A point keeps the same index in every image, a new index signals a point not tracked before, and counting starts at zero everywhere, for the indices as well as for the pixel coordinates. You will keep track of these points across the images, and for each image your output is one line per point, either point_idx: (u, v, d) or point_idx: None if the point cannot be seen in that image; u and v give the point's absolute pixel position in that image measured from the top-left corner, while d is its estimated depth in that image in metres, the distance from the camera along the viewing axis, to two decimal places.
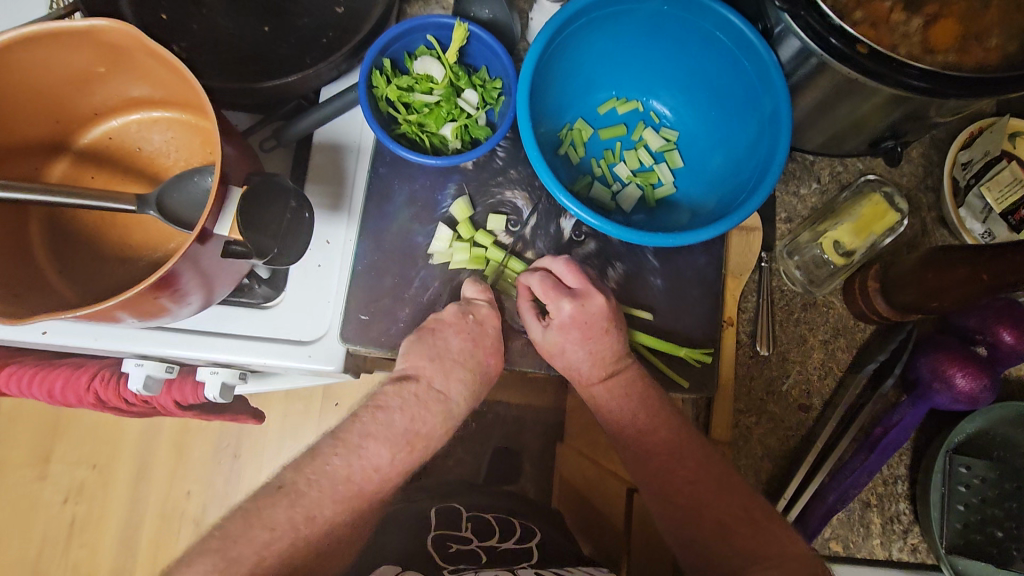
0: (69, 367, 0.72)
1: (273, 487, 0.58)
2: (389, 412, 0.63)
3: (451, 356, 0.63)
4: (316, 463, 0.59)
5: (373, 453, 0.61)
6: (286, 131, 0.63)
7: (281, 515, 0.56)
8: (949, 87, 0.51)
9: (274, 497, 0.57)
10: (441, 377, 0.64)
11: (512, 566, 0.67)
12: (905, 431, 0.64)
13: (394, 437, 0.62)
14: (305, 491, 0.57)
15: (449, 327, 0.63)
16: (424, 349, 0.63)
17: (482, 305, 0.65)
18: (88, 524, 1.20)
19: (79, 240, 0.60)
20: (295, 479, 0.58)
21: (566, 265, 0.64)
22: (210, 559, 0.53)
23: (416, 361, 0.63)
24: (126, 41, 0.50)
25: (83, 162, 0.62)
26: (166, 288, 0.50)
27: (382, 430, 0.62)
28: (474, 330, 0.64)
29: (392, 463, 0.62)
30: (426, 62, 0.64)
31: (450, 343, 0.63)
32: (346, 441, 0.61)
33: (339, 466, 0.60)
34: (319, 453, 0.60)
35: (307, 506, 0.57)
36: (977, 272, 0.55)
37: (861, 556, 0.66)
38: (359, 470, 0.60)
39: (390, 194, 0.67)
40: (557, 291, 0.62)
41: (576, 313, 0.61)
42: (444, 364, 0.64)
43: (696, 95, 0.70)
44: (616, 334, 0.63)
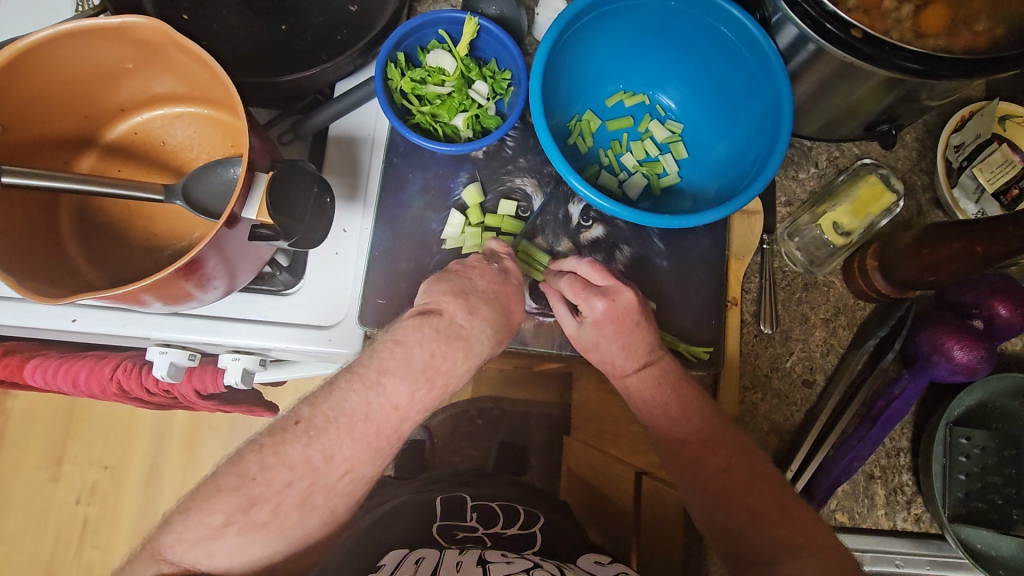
0: (92, 358, 0.74)
1: (290, 422, 0.58)
2: (407, 348, 0.60)
3: (476, 293, 0.62)
4: (333, 399, 0.58)
5: (391, 390, 0.59)
6: (304, 125, 0.66)
7: (299, 453, 0.56)
8: (941, 68, 0.54)
9: (293, 432, 0.57)
10: (465, 313, 0.61)
11: (518, 552, 0.69)
12: (906, 402, 0.66)
13: (414, 374, 0.59)
14: (323, 428, 0.57)
15: (473, 271, 0.64)
16: (448, 286, 0.63)
17: (506, 257, 0.66)
18: (101, 525, 1.21)
19: (107, 230, 0.63)
20: (313, 415, 0.58)
21: (591, 266, 0.65)
22: (232, 497, 0.55)
23: (438, 296, 0.62)
24: (155, 36, 0.52)
25: (110, 156, 0.64)
26: (193, 273, 0.52)
27: (400, 367, 0.59)
28: (499, 276, 0.64)
29: (411, 400, 0.59)
30: (439, 56, 0.67)
31: (475, 282, 0.63)
32: (363, 376, 0.59)
33: (359, 401, 0.58)
34: (336, 388, 0.59)
35: (326, 446, 0.57)
36: (972, 244, 0.57)
37: (866, 526, 0.68)
38: (379, 407, 0.58)
39: (405, 183, 0.70)
40: (586, 291, 0.64)
41: (609, 311, 0.63)
42: (469, 300, 0.61)
43: (699, 88, 0.72)
44: (647, 326, 0.64)
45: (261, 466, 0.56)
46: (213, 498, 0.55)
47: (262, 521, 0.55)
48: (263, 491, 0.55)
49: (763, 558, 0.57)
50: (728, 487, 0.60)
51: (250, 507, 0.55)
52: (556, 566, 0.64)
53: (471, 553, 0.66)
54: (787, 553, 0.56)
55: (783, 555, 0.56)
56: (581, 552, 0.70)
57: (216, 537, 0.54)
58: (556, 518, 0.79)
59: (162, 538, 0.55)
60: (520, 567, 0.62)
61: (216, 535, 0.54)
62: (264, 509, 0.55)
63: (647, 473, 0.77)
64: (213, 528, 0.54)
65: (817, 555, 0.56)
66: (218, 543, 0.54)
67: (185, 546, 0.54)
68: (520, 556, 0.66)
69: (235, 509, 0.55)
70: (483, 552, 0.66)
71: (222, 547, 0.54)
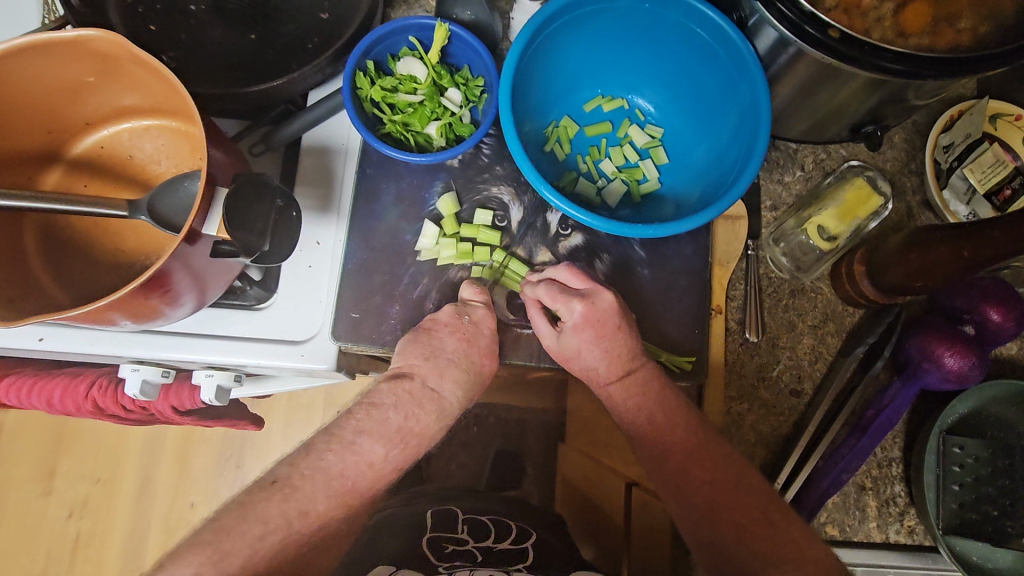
0: (68, 376, 0.72)
1: (267, 482, 0.56)
2: (383, 410, 0.62)
3: (445, 356, 0.63)
4: (310, 459, 0.58)
5: (367, 449, 0.60)
6: (275, 135, 0.64)
7: (274, 508, 0.54)
8: (923, 68, 0.52)
9: (269, 491, 0.55)
10: (436, 377, 0.63)
11: (507, 568, 0.67)
12: (897, 411, 0.64)
13: (389, 435, 0.61)
14: (298, 486, 0.56)
15: (443, 329, 0.63)
16: (418, 348, 0.63)
17: (478, 309, 0.65)
18: (93, 540, 1.20)
19: (72, 246, 0.61)
20: (290, 474, 0.57)
21: (569, 271, 0.64)
22: (199, 554, 0.50)
23: (410, 358, 0.62)
24: (112, 49, 0.51)
25: (76, 171, 0.63)
26: (156, 289, 0.51)
27: (377, 428, 0.61)
28: (468, 330, 0.63)
29: (386, 459, 0.60)
30: (409, 63, 0.65)
31: (445, 342, 0.63)
32: (340, 436, 0.60)
33: (333, 462, 0.58)
34: (313, 449, 0.59)
35: (301, 501, 0.55)
36: (958, 249, 0.56)
37: (858, 539, 0.66)
38: (354, 466, 0.59)
39: (378, 193, 0.68)
40: (565, 294, 0.62)
41: (587, 313, 0.61)
42: (438, 364, 0.63)
43: (678, 91, 0.71)
44: (628, 330, 0.63)
45: (236, 520, 0.52)
46: (185, 554, 0.50)
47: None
48: (235, 543, 0.51)
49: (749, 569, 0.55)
50: (711, 500, 0.59)
51: (220, 560, 0.50)
52: None
53: None
54: (772, 566, 0.54)
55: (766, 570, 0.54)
56: (565, 566, 0.69)
57: None
58: (545, 532, 0.77)
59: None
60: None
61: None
62: (235, 561, 0.50)
63: (637, 484, 0.74)
64: None
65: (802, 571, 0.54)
66: None
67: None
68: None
69: (204, 561, 0.49)
70: None
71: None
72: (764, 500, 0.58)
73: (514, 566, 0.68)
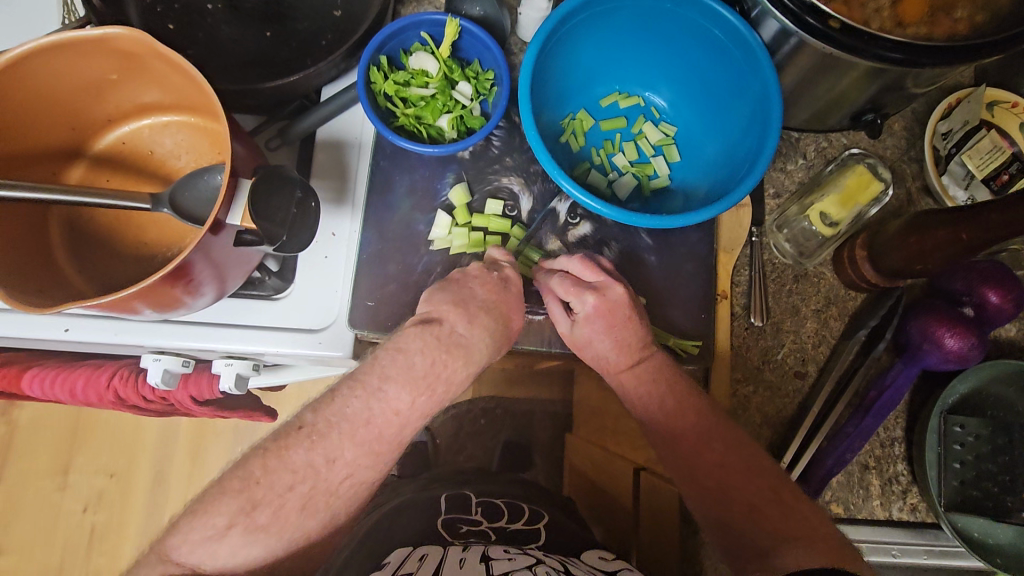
0: (90, 367, 0.74)
1: (295, 426, 0.59)
2: (409, 355, 0.60)
3: (476, 302, 0.63)
4: (336, 406, 0.59)
5: (393, 397, 0.60)
6: (291, 129, 0.66)
7: (302, 456, 0.57)
8: (921, 56, 0.54)
9: (297, 437, 0.58)
10: (465, 323, 0.62)
11: (520, 547, 0.69)
12: (898, 391, 0.66)
13: (415, 380, 0.60)
14: (325, 433, 0.58)
15: (474, 280, 0.64)
16: (448, 295, 0.63)
17: (506, 265, 0.66)
18: (109, 532, 1.22)
19: (97, 240, 0.63)
20: (316, 420, 0.59)
21: (582, 263, 0.65)
22: (235, 500, 0.56)
23: (439, 304, 0.63)
24: (136, 47, 0.53)
25: (98, 166, 0.65)
26: (181, 278, 0.52)
27: (402, 372, 0.60)
28: (499, 286, 0.64)
29: (412, 406, 0.60)
30: (421, 58, 0.67)
31: (476, 291, 0.63)
32: (365, 382, 0.60)
33: (360, 407, 0.59)
34: (338, 395, 0.60)
35: (328, 450, 0.58)
36: (958, 232, 0.57)
37: (862, 516, 0.68)
38: (380, 413, 0.59)
39: (391, 184, 0.70)
40: (577, 287, 0.64)
41: (599, 305, 0.63)
42: (469, 309, 0.62)
43: (691, 88, 0.73)
44: (640, 321, 0.64)
45: (264, 469, 0.57)
46: (218, 501, 0.56)
47: (263, 522, 0.56)
48: (266, 493, 0.56)
49: (762, 550, 0.57)
50: (723, 481, 0.60)
51: (252, 511, 0.56)
52: (560, 562, 0.64)
53: (474, 550, 0.66)
54: (783, 543, 0.57)
55: (779, 547, 0.57)
56: (577, 546, 0.70)
57: (219, 538, 0.55)
58: (557, 513, 0.78)
59: (167, 540, 0.57)
60: (524, 563, 0.62)
61: (219, 535, 0.55)
62: (266, 511, 0.56)
63: (646, 469, 0.76)
64: (217, 529, 0.55)
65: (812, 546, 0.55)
66: (221, 544, 0.56)
67: (189, 547, 0.55)
68: (524, 552, 0.66)
69: (237, 511, 0.56)
70: (486, 549, 0.66)
71: (223, 548, 0.55)
72: (773, 478, 0.60)
73: (529, 545, 0.69)
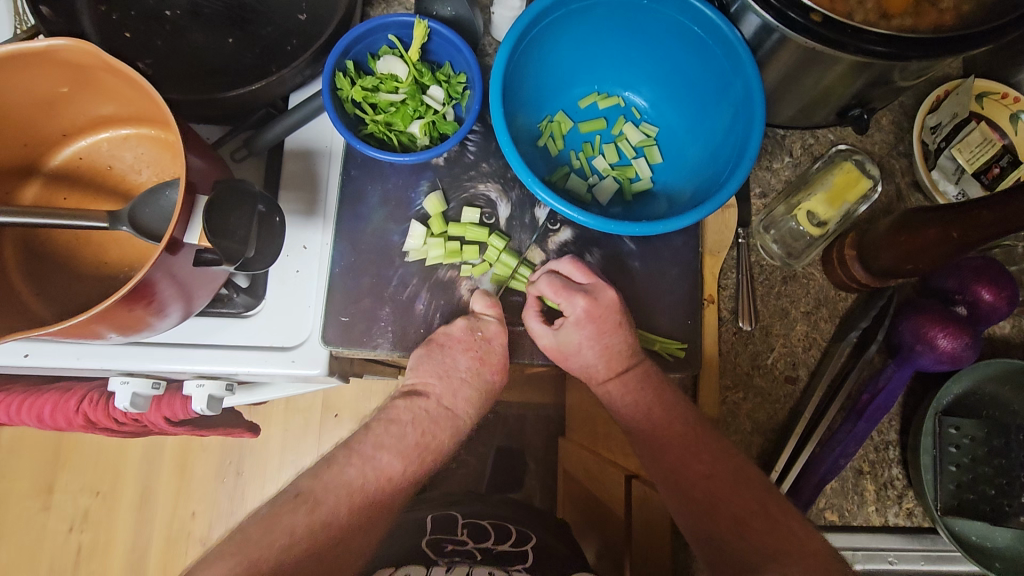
0: (58, 391, 0.71)
1: (291, 495, 0.59)
2: (401, 426, 0.65)
3: (460, 374, 0.65)
4: (331, 472, 0.61)
5: (385, 463, 0.62)
6: (257, 140, 0.63)
7: (301, 521, 0.56)
8: (908, 50, 0.51)
9: (293, 503, 0.58)
10: (451, 395, 0.66)
11: (506, 568, 0.67)
12: (892, 394, 0.63)
13: (407, 450, 0.64)
14: (321, 499, 0.58)
15: (457, 344, 0.63)
16: (432, 366, 0.64)
17: (490, 322, 0.64)
18: (95, 552, 1.19)
19: (53, 259, 0.60)
20: (312, 487, 0.59)
21: (572, 264, 0.64)
22: (229, 561, 0.52)
23: (425, 376, 0.65)
24: (84, 59, 0.50)
25: (55, 183, 0.62)
26: (139, 300, 0.50)
27: (394, 442, 0.64)
28: (481, 348, 0.64)
29: (404, 473, 0.63)
30: (390, 62, 0.64)
31: (459, 362, 0.64)
32: (359, 452, 0.63)
33: (354, 475, 0.61)
34: (334, 462, 0.62)
35: (324, 514, 0.57)
36: (948, 230, 0.55)
37: (857, 524, 0.66)
38: (373, 479, 0.61)
39: (363, 195, 0.67)
40: (568, 289, 0.62)
41: (590, 308, 0.62)
42: (454, 381, 0.65)
43: (672, 87, 0.70)
44: (628, 328, 0.63)
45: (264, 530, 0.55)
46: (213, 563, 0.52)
47: None
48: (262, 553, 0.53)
49: (749, 564, 0.55)
50: (709, 492, 0.59)
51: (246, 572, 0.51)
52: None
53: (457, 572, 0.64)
54: (773, 560, 0.54)
55: (767, 563, 0.55)
56: (566, 565, 0.68)
57: None
58: (548, 535, 0.76)
59: None
60: None
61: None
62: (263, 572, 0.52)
63: (637, 477, 0.73)
64: None
65: (802, 561, 0.54)
66: None
67: None
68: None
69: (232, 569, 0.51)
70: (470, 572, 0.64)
71: None
72: (763, 492, 0.58)
73: (515, 566, 0.68)
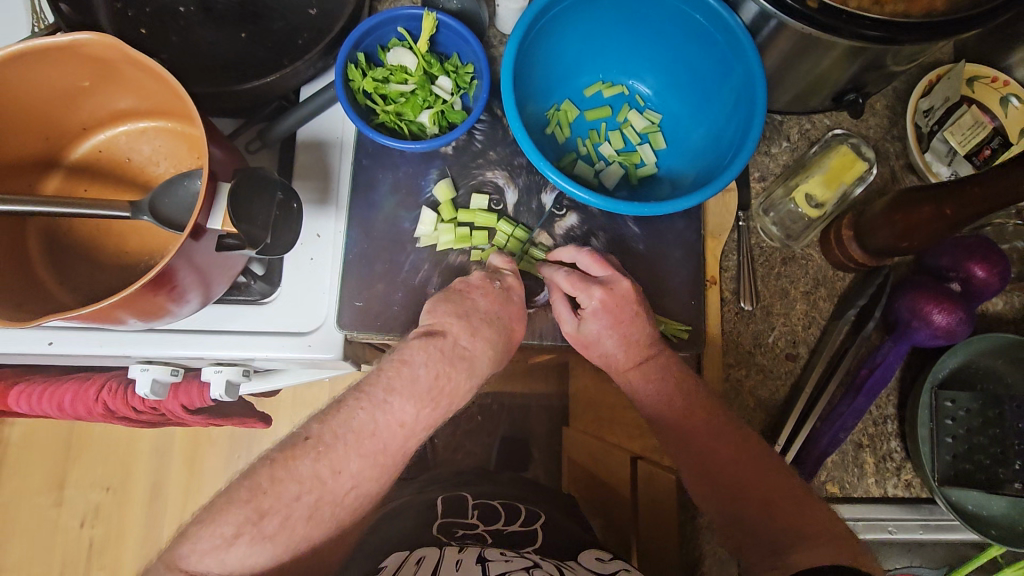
0: (77, 381, 0.73)
1: (301, 437, 0.58)
2: (413, 368, 0.61)
3: (478, 314, 0.62)
4: (342, 417, 0.59)
5: (398, 408, 0.60)
6: (271, 131, 0.65)
7: (307, 467, 0.56)
8: (900, 33, 0.53)
9: (303, 447, 0.57)
10: (468, 335, 0.62)
11: (518, 550, 0.68)
12: (889, 368, 0.65)
13: (419, 393, 0.60)
14: (331, 445, 0.58)
15: (476, 291, 0.63)
16: (451, 306, 0.62)
17: (509, 274, 0.65)
18: (106, 546, 1.21)
19: (76, 250, 0.62)
20: (322, 431, 0.58)
21: (590, 255, 0.65)
22: (242, 509, 0.54)
23: (442, 317, 0.62)
24: (109, 52, 0.52)
25: (75, 176, 0.64)
26: (163, 286, 0.52)
27: (406, 386, 0.60)
28: (501, 295, 0.63)
29: (417, 418, 0.60)
30: (399, 53, 0.67)
31: (478, 302, 0.62)
32: (371, 394, 0.60)
33: (366, 419, 0.59)
34: (345, 405, 0.60)
35: (333, 461, 0.57)
36: (941, 208, 0.57)
37: (858, 495, 0.68)
38: (385, 426, 0.59)
39: (375, 183, 0.70)
40: (585, 281, 0.64)
41: (607, 299, 0.63)
42: (471, 322, 0.62)
43: (675, 75, 0.72)
44: (646, 317, 0.65)
45: (272, 480, 0.55)
46: (224, 510, 0.55)
47: (271, 531, 0.55)
48: (273, 503, 0.55)
49: (779, 545, 0.58)
50: (739, 479, 0.61)
51: (260, 520, 0.55)
52: (554, 566, 0.63)
53: (470, 551, 0.65)
54: (800, 543, 0.57)
55: (795, 546, 0.58)
56: (577, 542, 0.70)
57: (227, 547, 0.53)
58: (555, 513, 0.78)
59: (176, 548, 0.54)
60: (519, 566, 0.62)
61: (227, 545, 0.53)
62: (273, 521, 0.55)
63: (642, 457, 0.75)
64: (224, 539, 0.54)
65: (830, 543, 0.57)
66: (229, 553, 0.54)
67: (198, 555, 0.53)
68: (520, 556, 0.65)
69: (243, 522, 0.54)
70: (483, 550, 0.65)
71: (232, 557, 0.53)
72: (786, 477, 0.61)
73: (525, 548, 0.68)
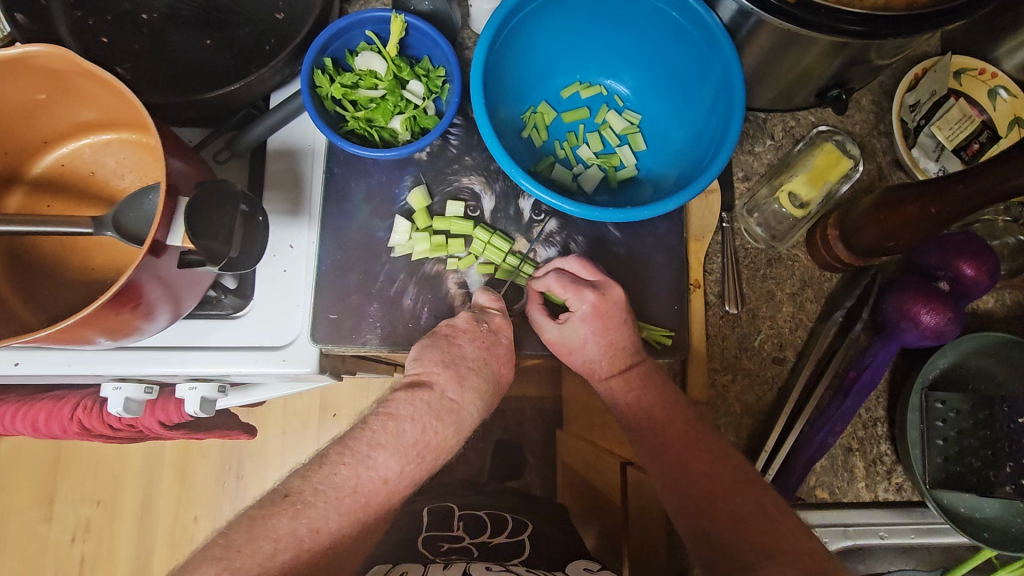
0: (51, 400, 0.71)
1: (279, 495, 0.53)
2: (399, 422, 0.58)
3: (466, 362, 0.61)
4: (323, 473, 0.54)
5: (381, 465, 0.55)
6: (238, 141, 0.63)
7: (286, 524, 0.50)
8: (881, 27, 0.52)
9: (281, 505, 0.52)
10: (455, 386, 0.60)
11: (504, 563, 0.66)
12: (878, 371, 0.64)
13: (405, 450, 0.57)
14: (312, 502, 0.52)
15: (462, 335, 0.61)
16: (437, 354, 0.61)
17: (496, 314, 0.63)
18: (98, 562, 1.20)
19: (39, 268, 0.60)
20: (302, 488, 0.53)
21: (579, 263, 0.64)
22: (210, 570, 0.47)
23: (429, 366, 0.60)
24: (63, 65, 0.50)
25: (38, 192, 0.62)
26: (126, 304, 0.50)
27: (391, 442, 0.56)
28: (487, 338, 0.62)
29: (401, 474, 0.56)
30: (368, 58, 0.64)
31: (465, 350, 0.61)
32: (354, 449, 0.56)
33: (348, 476, 0.54)
34: (325, 462, 0.55)
35: (314, 518, 0.51)
36: (927, 207, 0.56)
37: (848, 500, 0.67)
38: (368, 482, 0.54)
39: (348, 192, 0.68)
40: (576, 284, 0.62)
41: (598, 304, 0.61)
42: (459, 371, 0.60)
43: (653, 74, 0.70)
44: (631, 324, 0.63)
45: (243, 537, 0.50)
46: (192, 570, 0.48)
47: None
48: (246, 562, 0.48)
49: (745, 562, 0.55)
50: (709, 494, 0.59)
51: None
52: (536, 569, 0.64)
53: (454, 568, 0.62)
54: (766, 560, 0.54)
55: (763, 560, 0.54)
56: (566, 556, 0.68)
57: None
58: (544, 524, 0.76)
59: None
60: None
61: None
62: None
63: (632, 463, 0.73)
64: None
65: (797, 561, 0.53)
66: None
67: None
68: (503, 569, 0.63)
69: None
70: (467, 565, 0.63)
71: None
72: (758, 492, 0.58)
73: (512, 561, 0.67)
